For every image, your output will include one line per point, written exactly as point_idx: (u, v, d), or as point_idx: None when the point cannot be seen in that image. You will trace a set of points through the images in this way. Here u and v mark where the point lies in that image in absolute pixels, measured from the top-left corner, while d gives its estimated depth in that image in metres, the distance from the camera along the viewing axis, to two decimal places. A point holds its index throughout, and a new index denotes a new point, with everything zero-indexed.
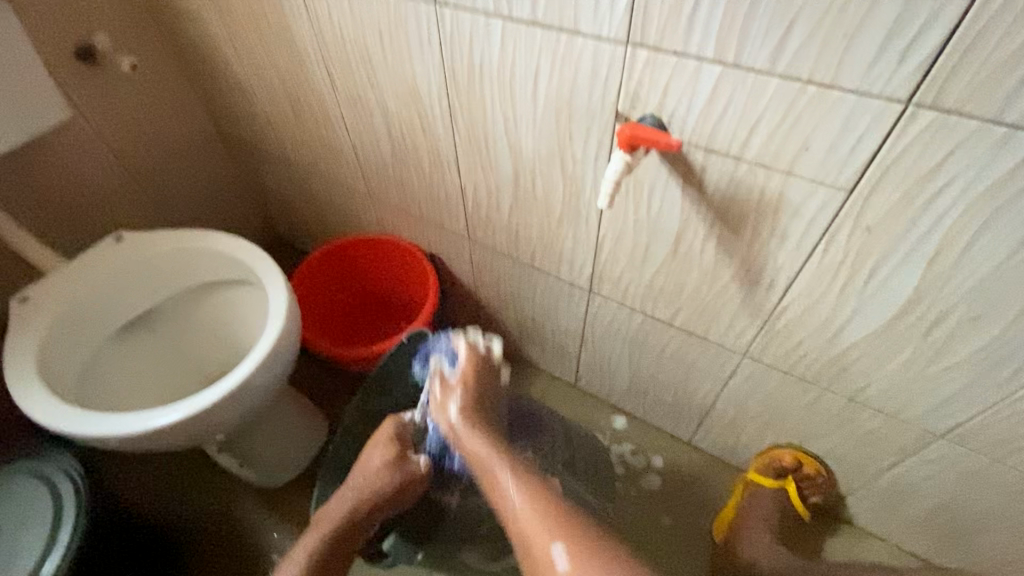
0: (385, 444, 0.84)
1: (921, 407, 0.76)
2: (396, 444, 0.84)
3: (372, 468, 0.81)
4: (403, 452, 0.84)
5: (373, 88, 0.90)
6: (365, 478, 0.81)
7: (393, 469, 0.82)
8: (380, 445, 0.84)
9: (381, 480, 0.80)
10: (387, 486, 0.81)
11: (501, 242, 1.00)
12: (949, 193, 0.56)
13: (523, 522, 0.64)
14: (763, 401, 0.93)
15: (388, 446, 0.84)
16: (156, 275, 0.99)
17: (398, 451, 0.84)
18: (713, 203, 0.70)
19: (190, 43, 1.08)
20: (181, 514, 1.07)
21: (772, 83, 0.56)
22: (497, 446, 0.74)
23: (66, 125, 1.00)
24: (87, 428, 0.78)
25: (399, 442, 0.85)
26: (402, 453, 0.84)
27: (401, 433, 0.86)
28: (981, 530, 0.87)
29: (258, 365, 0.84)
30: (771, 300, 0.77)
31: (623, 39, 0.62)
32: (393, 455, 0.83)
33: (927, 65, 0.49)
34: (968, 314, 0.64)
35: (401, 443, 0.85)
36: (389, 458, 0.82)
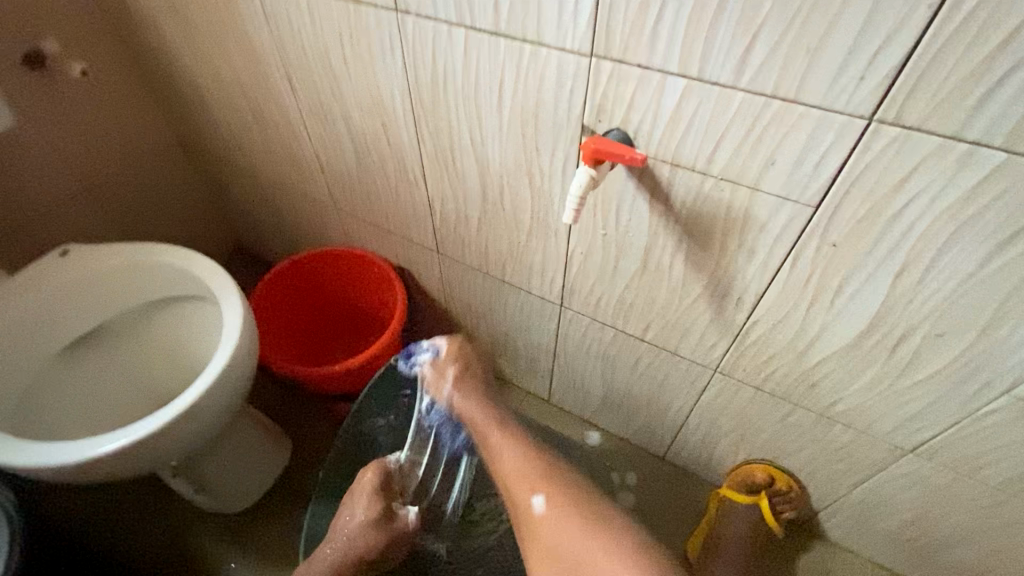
0: (369, 498, 0.82)
1: (891, 424, 0.75)
2: (381, 498, 0.83)
3: (358, 525, 0.80)
4: (387, 507, 0.83)
5: (336, 97, 0.87)
6: (353, 535, 0.79)
7: (376, 527, 0.81)
8: (365, 500, 0.82)
9: (366, 538, 0.80)
10: (374, 542, 0.81)
11: (470, 256, 0.98)
12: (913, 210, 0.55)
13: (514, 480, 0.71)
14: (735, 418, 0.91)
15: (372, 500, 0.82)
16: (106, 290, 0.94)
17: (383, 506, 0.82)
18: (681, 218, 0.68)
19: (146, 49, 1.04)
20: (133, 543, 1.02)
21: (737, 98, 0.55)
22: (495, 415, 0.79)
23: (11, 132, 0.95)
24: (21, 458, 0.73)
25: (383, 493, 0.84)
26: (388, 507, 0.83)
27: (384, 482, 0.85)
28: (952, 546, 0.86)
29: (210, 387, 0.80)
30: (740, 316, 0.75)
31: (587, 51, 0.60)
32: (378, 511, 0.82)
33: (890, 81, 0.48)
34: (933, 332, 0.63)
35: (385, 492, 0.84)
36: (374, 515, 0.81)
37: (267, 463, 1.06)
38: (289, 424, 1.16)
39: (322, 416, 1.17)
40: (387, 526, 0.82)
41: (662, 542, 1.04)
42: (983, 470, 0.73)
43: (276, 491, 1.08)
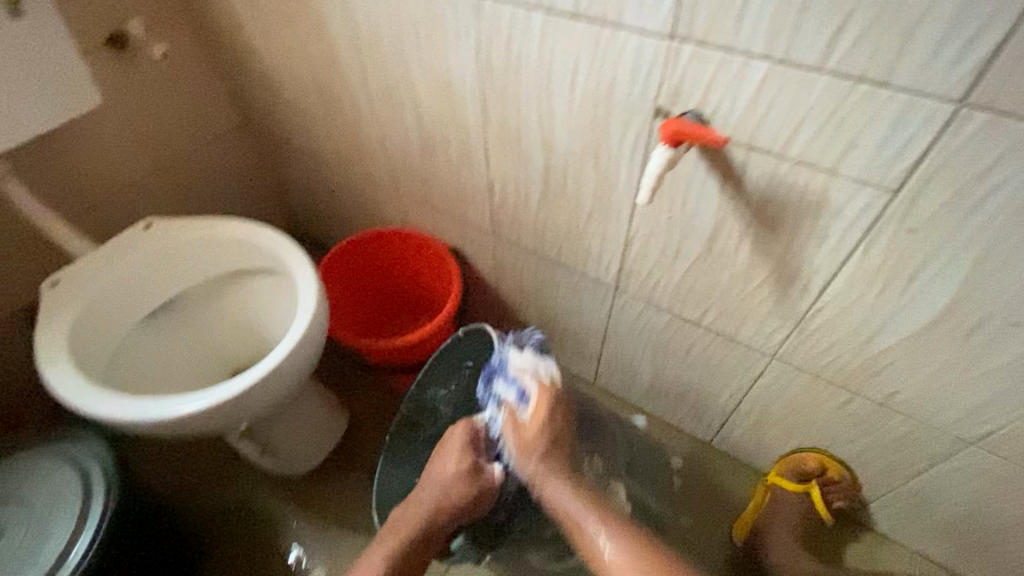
0: (458, 453, 0.84)
1: (955, 415, 0.75)
2: (469, 452, 0.84)
3: (446, 476, 0.82)
4: (476, 462, 0.83)
5: (406, 81, 0.90)
6: (440, 484, 0.81)
7: (464, 479, 0.81)
8: (452, 452, 0.84)
9: (453, 489, 0.81)
10: (461, 495, 0.80)
11: (527, 238, 1.00)
12: (999, 197, 0.54)
13: (578, 527, 0.74)
14: (789, 404, 0.91)
15: (462, 455, 0.83)
16: (185, 263, 1.00)
17: (472, 461, 0.83)
18: (750, 202, 0.69)
19: (221, 33, 1.09)
20: (204, 500, 1.09)
21: (821, 81, 0.55)
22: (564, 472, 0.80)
23: (99, 111, 1.02)
24: (117, 412, 0.80)
25: (471, 450, 0.84)
26: (477, 462, 0.84)
27: (474, 439, 0.86)
28: (1010, 542, 0.85)
29: (286, 355, 0.85)
30: (804, 302, 0.75)
31: (667, 34, 0.61)
32: (466, 464, 0.83)
33: (985, 64, 0.48)
34: (1008, 322, 0.62)
35: (474, 450, 0.85)
36: (462, 468, 0.82)
37: (327, 430, 1.12)
38: (346, 395, 1.22)
39: (376, 389, 1.22)
40: (477, 482, 0.82)
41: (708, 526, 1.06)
42: None
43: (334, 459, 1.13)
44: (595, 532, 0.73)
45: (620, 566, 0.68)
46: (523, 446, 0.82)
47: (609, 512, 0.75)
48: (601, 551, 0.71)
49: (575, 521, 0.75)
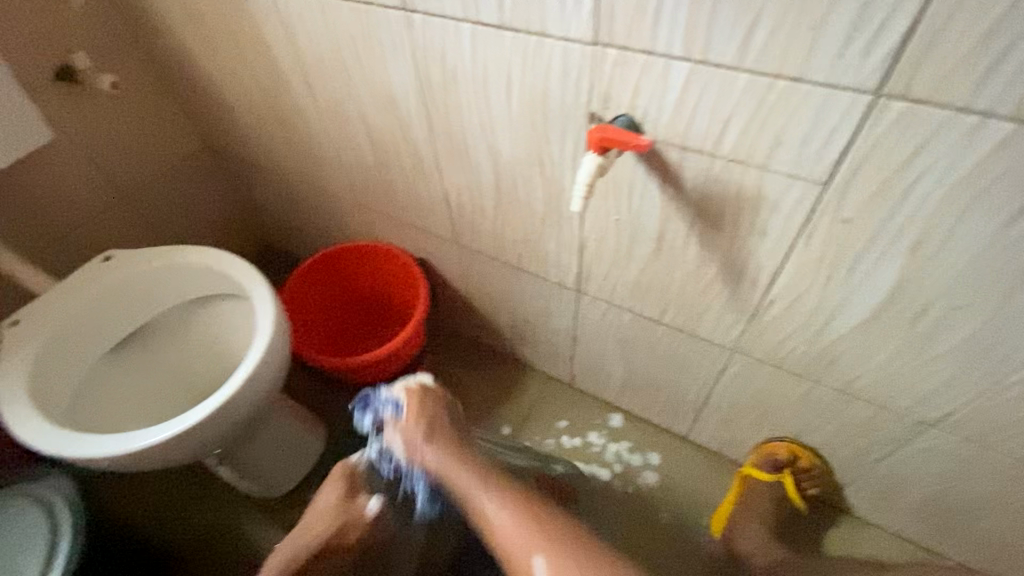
0: (331, 484, 0.77)
1: (913, 398, 0.75)
2: (343, 486, 0.76)
3: (315, 509, 0.75)
4: (351, 489, 0.77)
5: (351, 97, 0.90)
6: (313, 520, 0.74)
7: (337, 512, 0.74)
8: (331, 483, 0.77)
9: (325, 526, 0.73)
10: (327, 532, 0.73)
11: (487, 245, 1.00)
12: (924, 183, 0.54)
13: (509, 542, 0.64)
14: (756, 395, 0.91)
15: (332, 488, 0.76)
16: (145, 292, 1.00)
17: (343, 492, 0.76)
18: (691, 200, 0.69)
19: (170, 57, 1.08)
20: (184, 528, 1.09)
21: (741, 79, 0.55)
22: (466, 456, 0.72)
23: (50, 145, 1.00)
24: (80, 450, 0.79)
25: (348, 484, 0.77)
26: (349, 492, 0.76)
27: (352, 473, 0.78)
28: (980, 519, 0.86)
29: (246, 380, 0.84)
30: (755, 296, 0.75)
31: (591, 39, 0.61)
32: (341, 495, 0.76)
33: (895, 54, 0.47)
34: (951, 306, 0.62)
35: (352, 485, 0.77)
36: (333, 501, 0.75)
37: (304, 450, 1.12)
38: (321, 414, 1.22)
39: (352, 406, 1.22)
40: (444, 451, 0.72)
41: (688, 521, 1.06)
42: (1007, 441, 0.72)
43: (312, 477, 1.13)
44: (517, 538, 0.64)
45: None
46: (408, 433, 0.74)
47: (534, 497, 0.68)
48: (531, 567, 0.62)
49: (509, 542, 0.64)
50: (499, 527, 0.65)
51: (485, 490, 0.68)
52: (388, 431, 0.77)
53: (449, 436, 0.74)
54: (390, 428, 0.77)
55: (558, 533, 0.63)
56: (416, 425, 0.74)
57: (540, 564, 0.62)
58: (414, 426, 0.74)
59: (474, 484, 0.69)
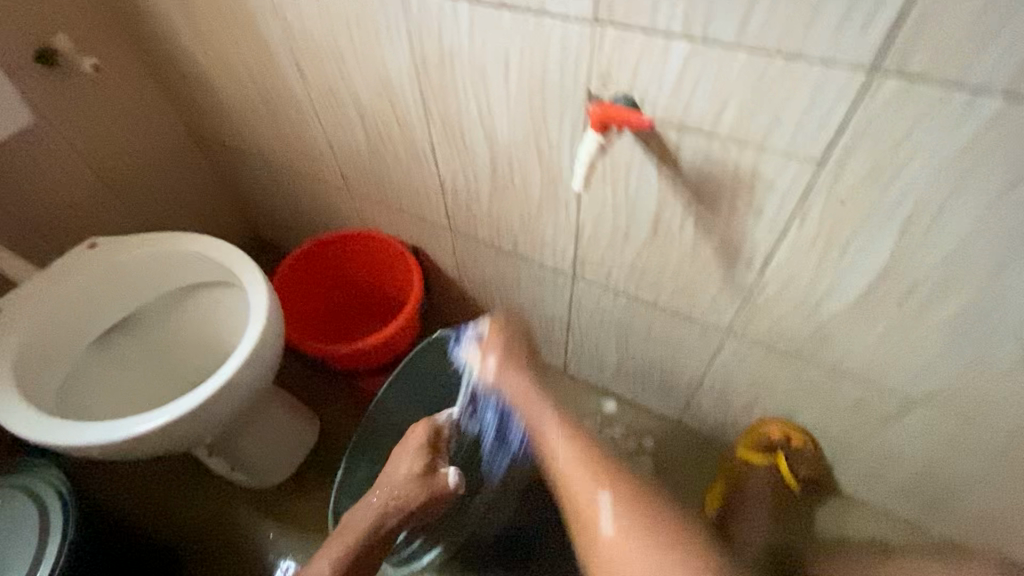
0: (415, 453, 0.85)
1: (901, 375, 0.77)
2: (425, 453, 0.85)
3: (399, 476, 0.83)
4: (432, 462, 0.85)
5: (345, 82, 0.89)
6: (399, 484, 0.83)
7: (417, 481, 0.83)
8: (411, 453, 0.85)
9: (410, 491, 0.82)
10: (414, 499, 0.82)
11: (482, 231, 1.00)
12: (917, 160, 0.56)
13: (572, 481, 0.83)
14: (748, 377, 0.93)
15: (417, 455, 0.85)
16: (133, 280, 0.98)
17: (427, 461, 0.84)
18: (688, 182, 0.70)
19: (154, 40, 1.05)
20: (176, 520, 1.07)
21: (740, 58, 0.56)
22: (544, 397, 0.89)
23: (30, 130, 0.98)
24: (70, 438, 0.78)
25: (430, 448, 0.86)
26: (432, 460, 0.85)
27: (435, 441, 0.87)
28: (964, 493, 0.88)
29: (241, 366, 0.83)
30: (749, 277, 0.77)
31: (590, 19, 0.61)
32: (425, 463, 0.84)
33: (892, 30, 0.48)
34: (940, 283, 0.64)
35: (432, 448, 0.86)
36: (416, 470, 0.83)
37: (298, 439, 1.11)
38: (314, 403, 1.21)
39: (345, 395, 1.21)
40: (521, 365, 0.91)
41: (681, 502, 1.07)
42: (991, 416, 0.74)
43: (306, 466, 1.12)
44: (587, 484, 0.81)
45: (615, 547, 0.76)
46: (486, 365, 0.92)
47: (584, 440, 0.86)
48: (597, 501, 0.80)
49: (572, 473, 0.83)
50: (569, 467, 0.84)
51: (557, 425, 0.87)
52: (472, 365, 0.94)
53: (524, 375, 0.90)
54: (476, 357, 0.93)
55: (614, 476, 0.82)
56: (497, 363, 0.91)
57: (605, 504, 0.79)
58: (499, 361, 0.91)
59: (553, 436, 0.86)
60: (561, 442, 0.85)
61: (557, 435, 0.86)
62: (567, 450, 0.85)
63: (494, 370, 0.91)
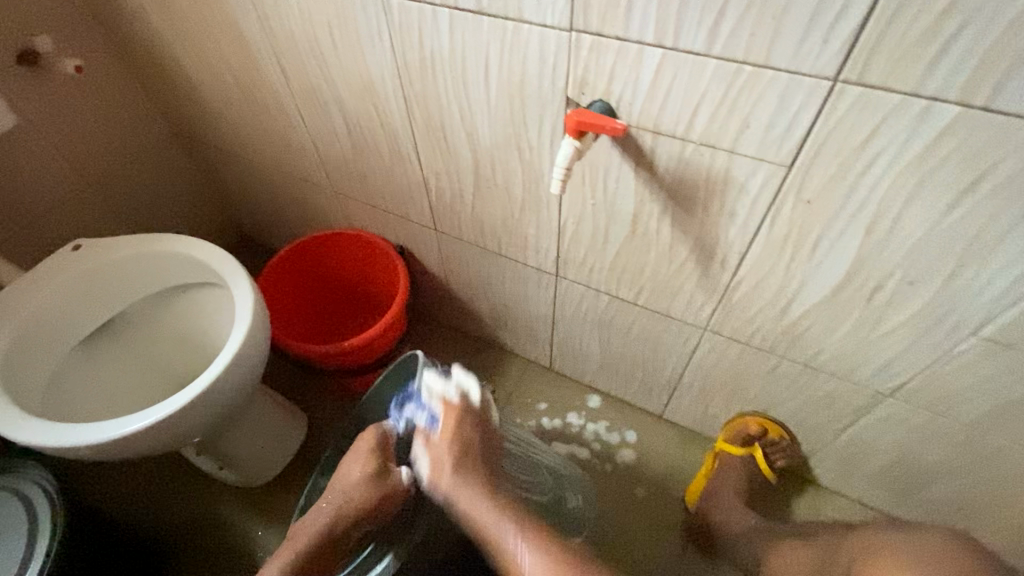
0: (362, 456, 0.76)
1: (871, 369, 0.80)
2: (375, 455, 0.76)
3: (348, 480, 0.74)
4: (383, 463, 0.76)
5: (328, 83, 0.90)
6: (347, 489, 0.73)
7: (369, 480, 0.74)
8: (358, 456, 0.76)
9: (357, 491, 0.73)
10: (364, 500, 0.73)
11: (466, 231, 1.01)
12: (879, 164, 0.58)
13: (493, 536, 0.66)
14: (726, 372, 0.95)
15: (367, 457, 0.76)
16: (117, 281, 0.98)
17: (376, 465, 0.75)
18: (664, 183, 0.71)
19: (136, 40, 1.05)
20: (164, 519, 1.08)
21: (710, 65, 0.57)
22: (477, 454, 0.72)
23: (14, 132, 0.97)
24: (56, 440, 0.78)
25: (381, 453, 0.77)
26: (382, 463, 0.76)
27: (384, 441, 0.78)
28: (932, 482, 0.92)
29: (226, 366, 0.84)
30: (725, 276, 0.79)
31: (567, 26, 0.62)
32: (373, 465, 0.75)
33: (851, 42, 0.50)
34: (905, 280, 0.67)
35: (380, 452, 0.77)
36: (369, 471, 0.74)
37: (286, 438, 1.12)
38: (302, 402, 1.22)
39: (333, 393, 1.23)
40: (465, 422, 0.73)
41: (663, 496, 1.10)
42: (955, 407, 0.77)
43: (294, 464, 1.14)
44: (505, 535, 0.65)
45: None
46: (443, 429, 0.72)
47: (522, 516, 0.67)
48: (518, 558, 0.63)
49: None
50: (488, 529, 0.66)
51: (494, 510, 0.68)
52: (432, 403, 0.75)
53: (476, 471, 0.71)
54: (435, 406, 0.75)
55: (545, 542, 0.64)
56: (448, 412, 0.74)
57: (528, 563, 0.62)
58: (446, 451, 0.71)
59: (489, 509, 0.68)
60: (479, 505, 0.68)
61: (452, 480, 0.70)
62: (489, 518, 0.67)
63: (441, 447, 0.72)
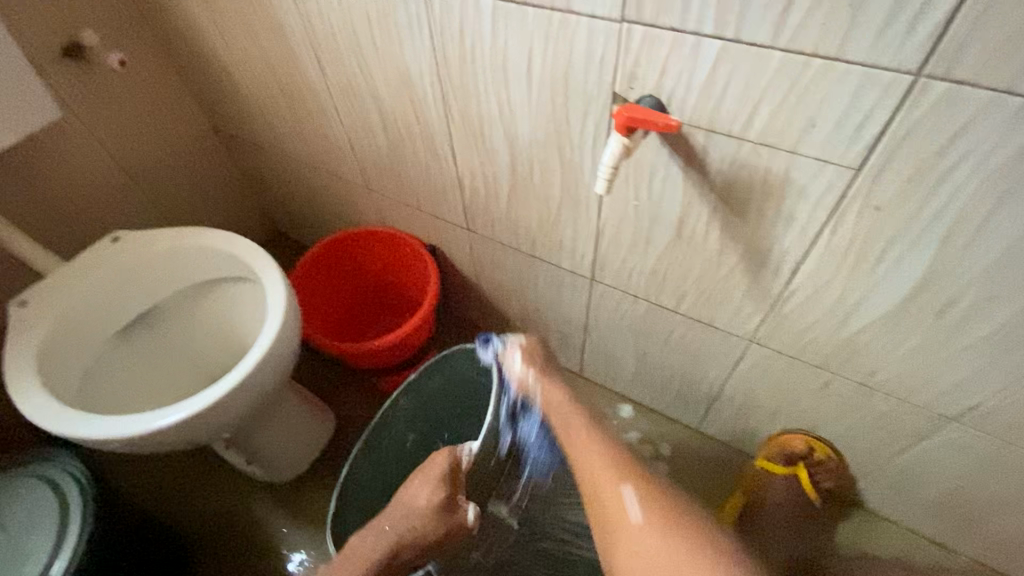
0: (434, 485, 0.75)
1: (935, 390, 0.74)
2: (446, 489, 0.75)
3: (420, 509, 0.74)
4: (452, 495, 0.76)
5: (364, 77, 0.88)
6: (412, 519, 0.74)
7: (436, 516, 0.74)
8: (429, 484, 0.75)
9: (424, 527, 0.74)
10: (429, 532, 0.75)
11: (500, 231, 0.98)
12: (962, 169, 0.53)
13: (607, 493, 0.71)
14: (771, 387, 0.90)
15: (437, 490, 0.74)
16: (154, 273, 0.98)
17: (447, 499, 0.75)
18: (715, 186, 0.67)
19: (177, 33, 1.05)
20: (193, 513, 1.08)
21: (775, 58, 0.53)
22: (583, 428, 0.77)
23: (59, 123, 0.99)
24: (90, 431, 0.78)
25: (451, 485, 0.75)
26: (452, 501, 0.76)
27: (455, 469, 0.76)
28: (997, 515, 0.85)
29: (258, 363, 0.83)
30: (777, 285, 0.74)
31: (618, 17, 0.59)
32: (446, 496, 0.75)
33: (940, 32, 0.45)
34: (982, 296, 0.61)
35: (452, 486, 0.76)
36: (436, 503, 0.74)
37: (313, 437, 1.11)
38: (330, 400, 1.21)
39: (361, 392, 1.21)
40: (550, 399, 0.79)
41: None
42: None
43: (320, 462, 1.13)
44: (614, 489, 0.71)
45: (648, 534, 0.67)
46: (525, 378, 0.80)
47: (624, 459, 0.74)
48: (627, 513, 0.69)
49: (597, 473, 0.73)
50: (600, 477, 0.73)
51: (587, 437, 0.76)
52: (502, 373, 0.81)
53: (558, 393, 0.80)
54: (513, 363, 0.81)
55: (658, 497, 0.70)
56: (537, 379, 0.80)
57: (635, 508, 0.69)
58: (534, 375, 0.80)
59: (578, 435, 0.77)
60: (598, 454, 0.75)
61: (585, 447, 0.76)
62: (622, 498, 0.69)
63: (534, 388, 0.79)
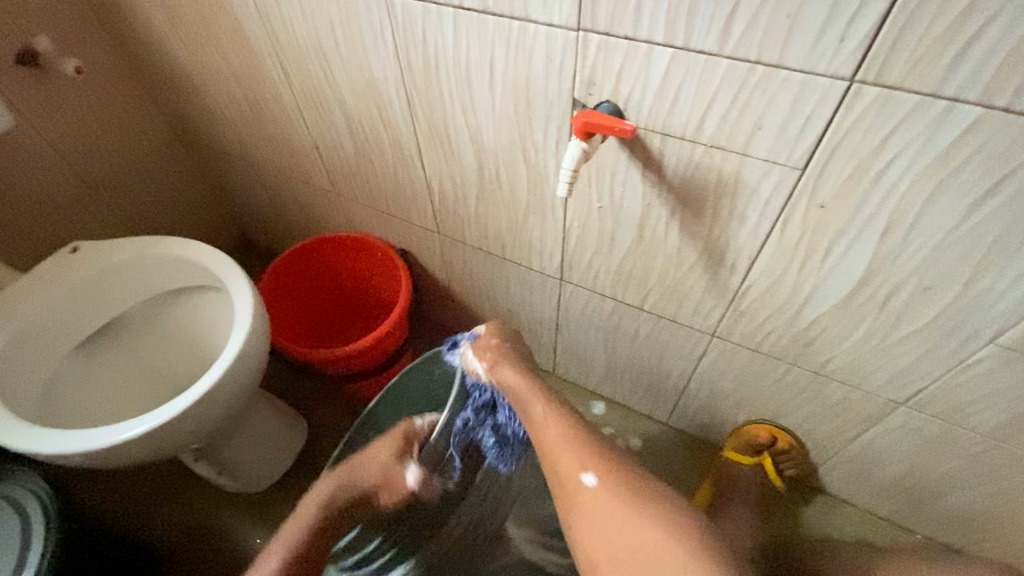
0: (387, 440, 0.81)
1: (883, 377, 0.78)
2: (397, 444, 0.80)
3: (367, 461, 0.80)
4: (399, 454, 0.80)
5: (330, 85, 0.89)
6: (362, 469, 0.79)
7: (381, 470, 0.79)
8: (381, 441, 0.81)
9: (373, 474, 0.79)
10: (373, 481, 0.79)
11: (470, 234, 0.99)
12: (896, 168, 0.56)
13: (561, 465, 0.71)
14: (735, 379, 0.93)
15: (387, 444, 0.80)
16: (115, 283, 0.96)
17: (395, 453, 0.80)
18: (673, 187, 0.70)
19: (136, 38, 1.04)
20: (162, 527, 1.06)
21: (722, 65, 0.56)
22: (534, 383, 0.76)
23: (12, 132, 0.96)
24: (52, 446, 0.77)
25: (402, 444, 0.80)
26: (399, 459, 0.80)
27: (409, 433, 0.81)
28: (947, 493, 0.90)
29: (226, 370, 0.83)
30: (735, 281, 0.77)
31: (574, 26, 0.61)
32: (394, 453, 0.80)
33: (869, 41, 0.49)
34: (920, 286, 0.65)
35: (402, 446, 0.80)
36: (383, 457, 0.79)
37: (284, 445, 1.11)
38: (303, 408, 1.20)
39: (333, 399, 1.21)
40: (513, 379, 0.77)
41: None
42: (972, 416, 0.75)
43: (292, 469, 1.12)
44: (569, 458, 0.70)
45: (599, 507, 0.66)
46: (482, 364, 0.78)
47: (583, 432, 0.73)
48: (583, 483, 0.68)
49: (557, 454, 0.71)
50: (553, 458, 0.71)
51: (544, 411, 0.74)
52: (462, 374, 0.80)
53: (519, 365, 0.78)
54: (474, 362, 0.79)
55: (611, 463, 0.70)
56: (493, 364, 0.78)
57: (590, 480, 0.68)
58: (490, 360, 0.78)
59: (533, 402, 0.75)
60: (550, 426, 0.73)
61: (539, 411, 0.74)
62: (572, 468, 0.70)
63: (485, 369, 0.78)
